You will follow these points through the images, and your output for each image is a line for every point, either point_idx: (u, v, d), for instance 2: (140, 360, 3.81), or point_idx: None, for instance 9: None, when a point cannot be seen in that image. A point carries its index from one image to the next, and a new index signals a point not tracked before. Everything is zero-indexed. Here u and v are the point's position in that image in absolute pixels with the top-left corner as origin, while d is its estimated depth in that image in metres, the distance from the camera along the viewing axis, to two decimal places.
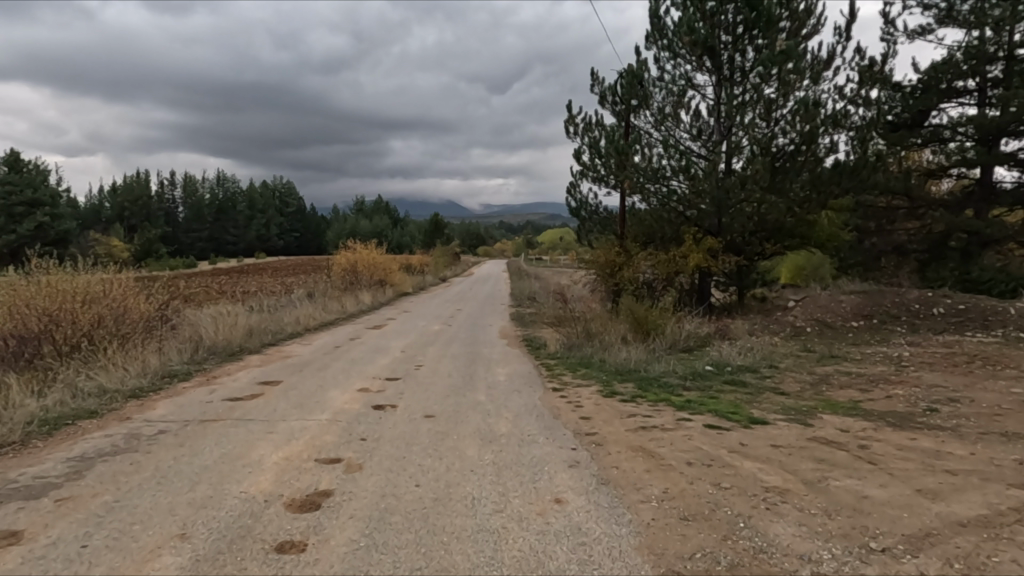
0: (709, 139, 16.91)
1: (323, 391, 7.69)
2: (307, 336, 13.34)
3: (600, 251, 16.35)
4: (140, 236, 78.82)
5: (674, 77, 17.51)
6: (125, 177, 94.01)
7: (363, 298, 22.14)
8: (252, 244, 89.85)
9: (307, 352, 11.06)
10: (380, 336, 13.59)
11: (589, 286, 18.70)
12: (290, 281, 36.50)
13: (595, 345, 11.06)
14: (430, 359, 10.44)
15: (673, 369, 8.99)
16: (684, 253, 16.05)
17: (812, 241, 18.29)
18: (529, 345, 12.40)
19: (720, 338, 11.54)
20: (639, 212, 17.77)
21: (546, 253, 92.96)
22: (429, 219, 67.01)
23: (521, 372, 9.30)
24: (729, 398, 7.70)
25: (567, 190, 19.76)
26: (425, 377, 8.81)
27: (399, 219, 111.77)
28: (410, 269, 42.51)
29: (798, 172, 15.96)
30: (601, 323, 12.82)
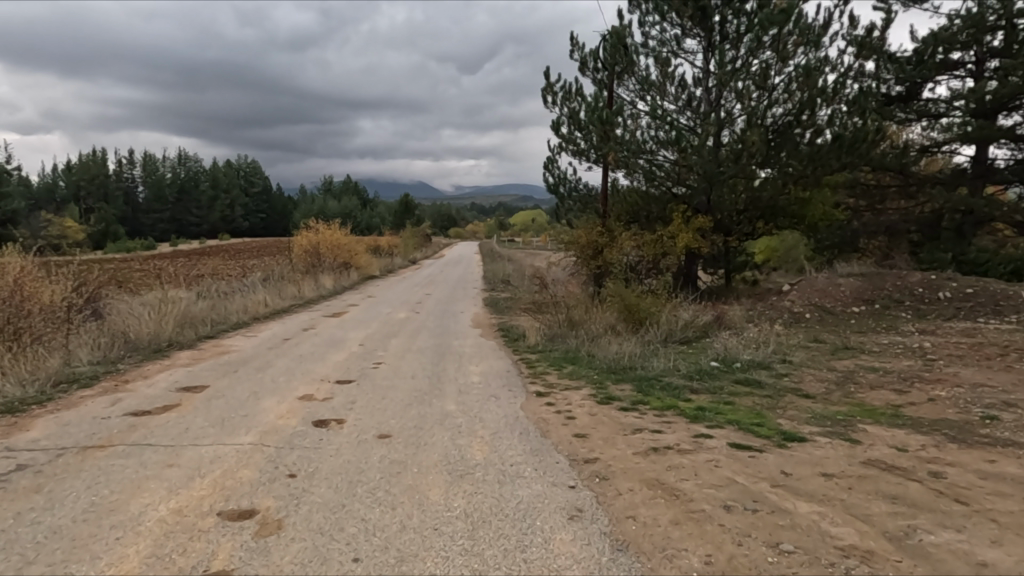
0: (698, 110, 15.62)
1: (253, 402, 6.24)
2: (254, 326, 11.81)
3: (581, 230, 15.06)
4: (96, 216, 75.37)
5: (661, 41, 16.16)
6: (81, 155, 89.95)
7: (325, 282, 20.55)
8: (215, 225, 86.77)
9: (248, 348, 9.56)
10: (337, 326, 12.15)
11: (568, 269, 17.41)
12: (251, 263, 34.58)
13: (580, 337, 9.77)
14: (393, 354, 9.04)
15: (674, 367, 7.74)
16: (672, 232, 15.06)
17: (805, 221, 17.21)
18: (506, 335, 11.06)
19: (718, 326, 10.34)
20: (622, 188, 16.43)
21: (519, 235, 91.42)
22: (398, 199, 64.90)
23: (498, 371, 7.96)
24: (747, 404, 6.46)
25: (544, 166, 18.38)
26: (383, 378, 7.41)
27: (368, 201, 109.18)
28: (378, 251, 40.76)
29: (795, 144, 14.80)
30: (585, 312, 11.54)
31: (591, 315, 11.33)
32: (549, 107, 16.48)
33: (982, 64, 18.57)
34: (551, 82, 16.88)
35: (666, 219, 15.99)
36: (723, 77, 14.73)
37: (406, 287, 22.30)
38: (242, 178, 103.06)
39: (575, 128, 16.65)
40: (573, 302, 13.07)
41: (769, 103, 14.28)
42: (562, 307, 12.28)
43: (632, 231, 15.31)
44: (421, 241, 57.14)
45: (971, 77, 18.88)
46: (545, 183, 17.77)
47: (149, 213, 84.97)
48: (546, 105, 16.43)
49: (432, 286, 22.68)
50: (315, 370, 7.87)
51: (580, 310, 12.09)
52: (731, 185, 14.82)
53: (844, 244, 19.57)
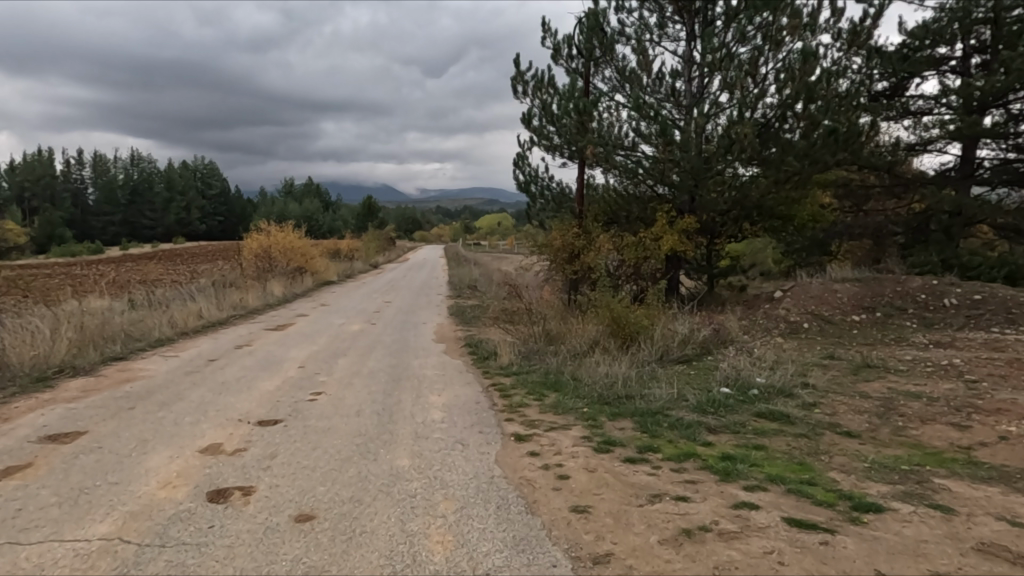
0: (682, 101, 14.30)
1: (138, 457, 4.65)
2: (179, 344, 10.08)
3: (556, 232, 13.70)
4: (40, 218, 71.35)
5: (641, 26, 14.81)
6: (26, 155, 85.58)
7: (273, 288, 18.72)
8: (169, 228, 83.15)
9: (160, 373, 7.87)
10: (277, 342, 10.52)
11: (541, 275, 16.00)
12: (202, 268, 32.38)
13: (562, 357, 8.33)
14: (340, 380, 7.49)
15: (681, 398, 6.35)
16: (655, 235, 13.77)
17: (793, 222, 16.09)
18: (473, 353, 9.55)
19: (718, 341, 9.02)
20: (600, 187, 15.03)
21: (485, 238, 89.87)
22: (360, 202, 62.65)
23: (466, 403, 6.46)
24: (782, 449, 5.10)
25: (515, 163, 16.97)
26: (319, 416, 5.86)
27: (331, 204, 106.45)
28: (339, 256, 38.85)
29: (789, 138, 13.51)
30: (564, 326, 10.15)
31: (572, 328, 9.94)
32: (518, 98, 15.09)
33: (967, 60, 17.71)
34: (521, 70, 15.49)
35: (648, 220, 14.65)
36: (710, 63, 13.41)
37: (365, 294, 20.62)
38: (198, 180, 99.27)
39: (548, 122, 15.30)
40: (549, 312, 11.69)
41: (762, 92, 12.93)
42: (537, 315, 10.85)
43: (610, 233, 13.97)
44: (384, 245, 55.04)
45: (958, 73, 17.99)
46: (514, 181, 16.37)
47: (98, 215, 81.00)
48: (516, 95, 15.03)
49: (393, 293, 21.07)
50: (237, 404, 6.29)
51: (558, 322, 10.71)
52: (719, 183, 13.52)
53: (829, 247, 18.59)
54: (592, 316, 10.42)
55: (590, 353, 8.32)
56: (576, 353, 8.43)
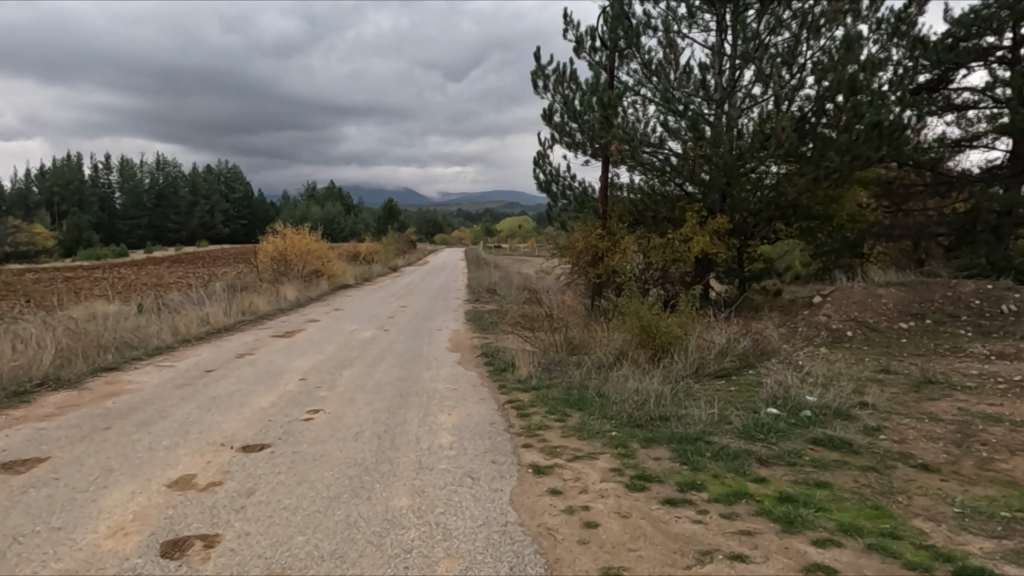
0: (712, 94, 13.41)
1: (93, 495, 3.99)
2: (179, 352, 9.49)
3: (578, 234, 13.00)
4: (67, 222, 72.15)
5: (669, 16, 13.99)
6: (55, 160, 86.82)
7: (287, 292, 18.18)
8: (193, 232, 83.77)
9: (149, 385, 7.24)
10: (282, 350, 9.91)
11: (562, 279, 15.24)
12: (220, 271, 32.09)
13: (586, 370, 7.57)
14: (341, 395, 6.81)
15: (724, 421, 5.56)
16: (684, 235, 13.12)
17: (831, 223, 15.13)
18: (490, 363, 8.82)
19: (759, 352, 8.18)
20: (625, 186, 14.19)
21: (506, 241, 89.16)
22: (381, 206, 62.02)
23: (479, 424, 5.74)
24: (850, 487, 4.31)
25: (535, 162, 16.25)
26: (312, 440, 5.18)
27: (352, 207, 106.61)
28: (358, 259, 38.43)
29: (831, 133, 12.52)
30: (589, 337, 9.40)
31: (599, 337, 9.19)
32: (539, 93, 14.39)
33: (1017, 49, 16.58)
34: (542, 64, 14.80)
35: (676, 220, 13.82)
36: (743, 52, 12.51)
37: (381, 298, 20.01)
38: (221, 183, 99.98)
39: (569, 118, 14.60)
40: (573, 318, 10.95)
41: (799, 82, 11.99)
42: (560, 321, 10.10)
43: (636, 234, 13.20)
44: (403, 248, 54.41)
45: (1006, 64, 16.86)
46: (535, 180, 15.67)
47: (124, 219, 81.79)
48: (536, 90, 14.35)
49: (410, 297, 20.46)
50: (224, 424, 5.63)
51: (581, 331, 9.97)
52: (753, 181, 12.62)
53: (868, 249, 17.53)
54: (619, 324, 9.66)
55: (618, 366, 7.56)
56: (602, 367, 7.69)
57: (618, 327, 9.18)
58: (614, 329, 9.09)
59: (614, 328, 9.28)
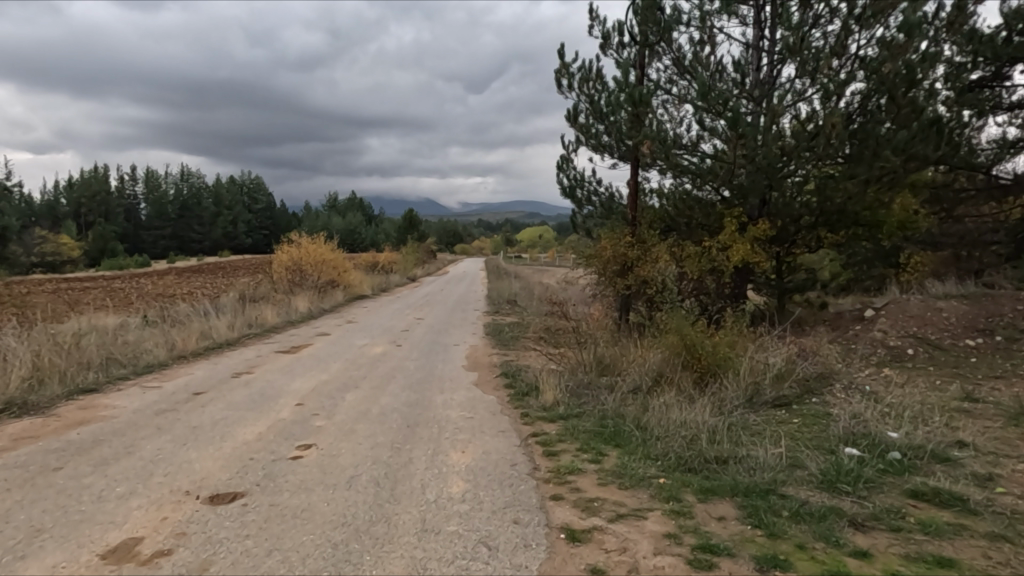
0: (751, 91, 12.37)
1: (4, 570, 3.12)
2: (171, 371, 8.68)
3: (606, 241, 12.15)
4: (92, 232, 72.79)
5: (704, 8, 13.02)
6: (83, 172, 87.92)
7: (300, 303, 17.41)
8: (216, 242, 84.12)
9: (125, 412, 6.40)
10: (283, 368, 9.06)
11: (589, 290, 14.27)
12: (238, 282, 31.56)
13: (623, 398, 6.60)
14: (340, 426, 5.90)
15: (797, 468, 4.56)
16: (722, 243, 11.87)
17: (881, 230, 13.97)
18: (511, 386, 7.86)
19: (822, 376, 7.11)
20: (657, 190, 13.16)
21: (526, 251, 88.17)
22: (401, 216, 61.54)
23: (499, 467, 4.78)
24: (981, 566, 3.29)
25: (558, 167, 15.35)
26: (296, 488, 4.28)
27: (373, 217, 106.61)
28: (377, 269, 37.82)
29: None
30: (621, 356, 8.42)
31: (633, 357, 8.21)
32: (563, 92, 13.51)
33: None
34: (566, 62, 13.92)
35: (713, 227, 12.76)
36: (786, 43, 11.45)
37: (398, 310, 19.16)
38: (244, 194, 100.56)
39: (596, 119, 13.71)
40: (601, 334, 9.99)
41: (850, 75, 10.88)
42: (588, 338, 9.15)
43: (669, 242, 12.28)
44: (423, 258, 53.75)
45: None
46: (559, 185, 14.78)
47: (149, 229, 82.41)
48: (560, 89, 13.48)
49: (427, 309, 19.59)
50: (196, 464, 4.76)
51: (611, 349, 8.98)
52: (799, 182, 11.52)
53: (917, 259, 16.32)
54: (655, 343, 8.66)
55: (658, 393, 6.56)
56: (640, 394, 6.71)
57: (654, 345, 8.21)
58: (650, 348, 8.09)
59: (650, 346, 8.29)
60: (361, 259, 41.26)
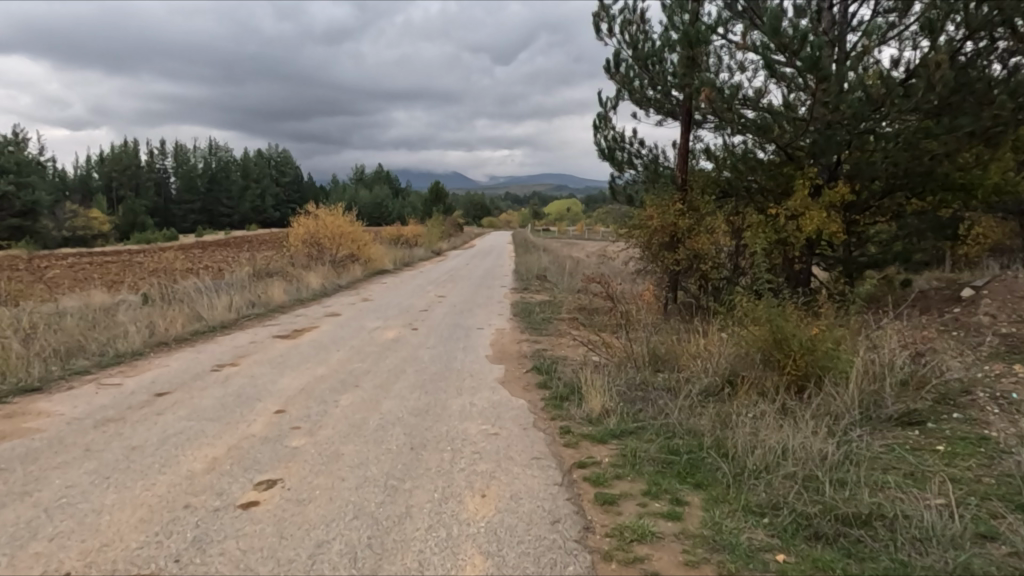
0: (829, 28, 10.39)
1: None
2: (142, 363, 7.34)
3: (652, 209, 10.55)
4: (123, 206, 72.82)
5: None
6: (114, 146, 87.88)
7: (312, 279, 16.07)
8: (245, 216, 83.77)
9: (57, 423, 5.04)
10: (275, 359, 7.69)
11: (630, 265, 12.63)
12: (259, 255, 30.47)
13: (695, 414, 5.04)
14: (321, 450, 4.45)
15: (993, 545, 2.98)
16: (791, 211, 9.94)
17: (974, 195, 11.99)
18: (546, 386, 6.33)
19: (960, 381, 5.37)
20: (714, 149, 11.35)
21: (555, 225, 86.15)
22: (428, 189, 60.07)
23: (536, 529, 3.29)
24: None
25: (595, 127, 13.66)
26: (229, 572, 2.83)
27: (400, 190, 105.39)
28: (403, 243, 36.51)
29: (1002, 71, 9.36)
30: (682, 353, 6.86)
31: (699, 353, 6.65)
32: (601, 39, 11.79)
33: None
34: (606, 4, 12.13)
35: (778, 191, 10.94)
36: None
37: (420, 287, 17.71)
38: (271, 167, 99.93)
39: (640, 68, 11.97)
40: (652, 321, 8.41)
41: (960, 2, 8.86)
42: (637, 328, 7.64)
43: (726, 210, 10.59)
44: (448, 232, 52.24)
45: None
46: (596, 146, 13.20)
47: (179, 203, 82.27)
48: (597, 35, 11.78)
49: (450, 285, 18.14)
50: (105, 517, 3.36)
51: (664, 342, 7.43)
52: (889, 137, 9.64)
53: (985, 230, 14.08)
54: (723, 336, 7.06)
55: (743, 406, 4.99)
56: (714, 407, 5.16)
57: (726, 338, 6.61)
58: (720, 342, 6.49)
59: (719, 339, 6.70)
60: (385, 233, 39.95)
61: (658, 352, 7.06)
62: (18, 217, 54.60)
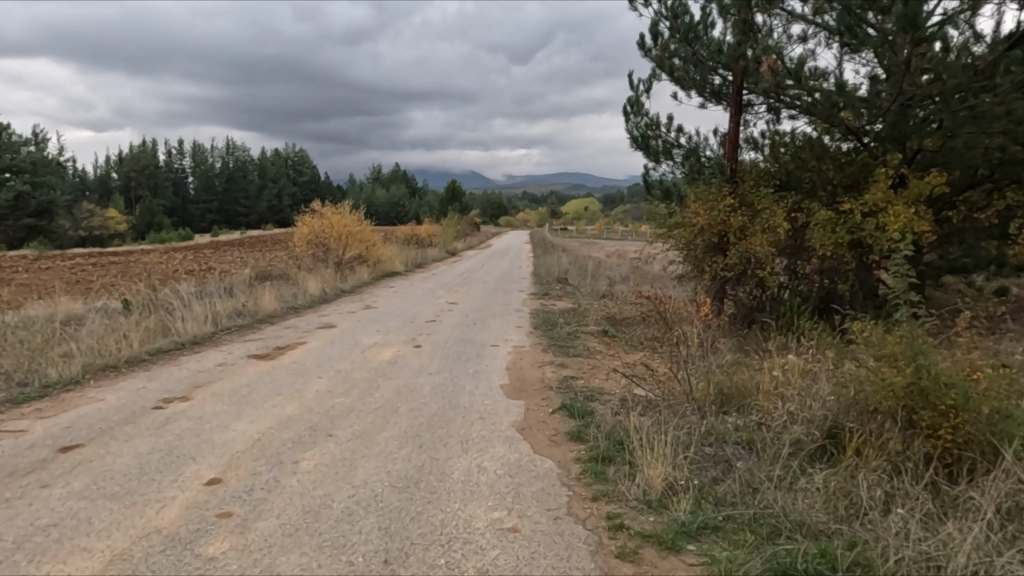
0: None
1: None
2: (73, 396, 5.86)
3: (698, 206, 9.06)
4: (139, 206, 72.30)
5: None
6: (133, 145, 87.49)
7: (312, 284, 14.61)
8: (263, 215, 83.04)
9: None
10: (240, 390, 6.20)
11: (668, 269, 11.00)
12: (267, 255, 29.19)
13: (810, 504, 3.46)
14: (249, 566, 2.93)
15: None
16: (869, 206, 8.26)
17: None
18: (580, 437, 4.76)
19: None
20: (770, 134, 9.68)
21: (574, 224, 84.48)
22: (445, 187, 58.71)
23: None
24: None
25: (625, 114, 12.11)
26: None
27: (417, 189, 104.44)
28: (418, 243, 35.14)
29: None
30: (762, 392, 5.28)
31: (787, 398, 5.06)
32: (636, 10, 10.25)
33: None
34: None
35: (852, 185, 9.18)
36: None
37: (432, 292, 16.19)
38: (287, 167, 99.25)
39: (681, 41, 10.39)
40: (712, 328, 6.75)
41: None
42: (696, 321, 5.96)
43: (786, 204, 8.95)
44: (465, 232, 50.93)
45: None
46: (627, 134, 11.65)
47: (196, 203, 81.62)
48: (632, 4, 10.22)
49: (464, 289, 16.60)
50: None
51: (731, 376, 5.82)
52: (992, 114, 7.89)
53: None
54: (815, 378, 5.44)
55: (881, 499, 3.43)
56: (835, 492, 3.58)
57: (825, 380, 5.00)
58: (817, 388, 4.88)
59: (815, 383, 5.09)
60: (399, 235, 38.59)
61: (724, 391, 5.47)
62: (34, 218, 53.91)
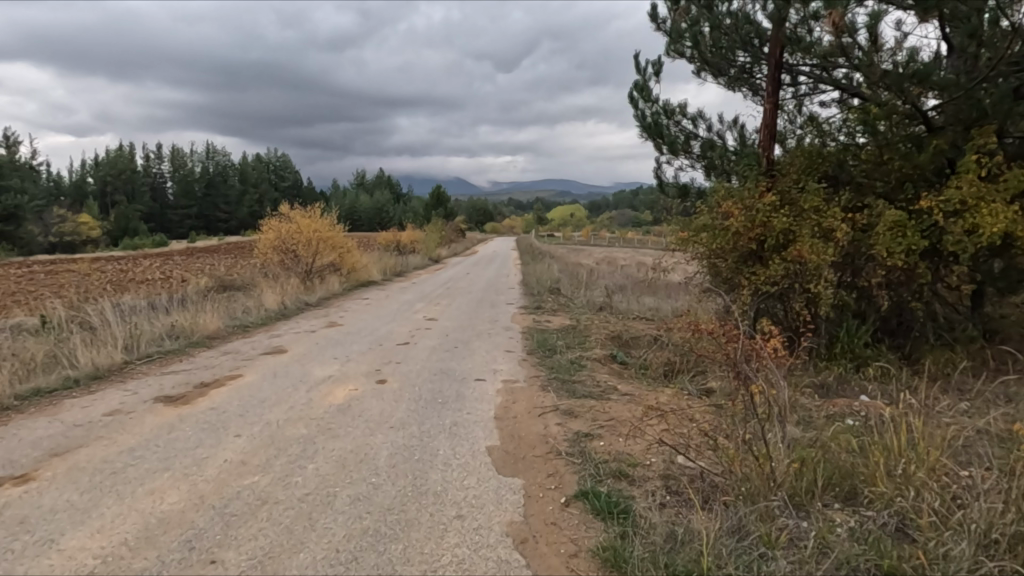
0: None
1: None
2: None
3: (730, 205, 7.40)
4: (114, 211, 69.62)
5: None
6: (109, 148, 84.65)
7: (270, 297, 12.72)
8: (244, 221, 80.60)
9: None
10: (115, 460, 4.31)
11: (686, 281, 9.30)
12: (238, 262, 27.16)
13: None
14: None
15: None
16: (952, 204, 6.56)
17: None
18: (617, 560, 2.99)
19: None
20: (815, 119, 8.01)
21: (562, 231, 83.01)
22: (431, 192, 56.89)
23: None
24: None
25: (634, 100, 10.46)
26: None
27: (402, 195, 102.58)
28: (401, 250, 33.33)
29: None
30: (889, 480, 3.49)
31: (933, 492, 3.30)
32: None
33: None
34: None
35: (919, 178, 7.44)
36: None
37: (411, 305, 14.38)
38: (269, 172, 96.87)
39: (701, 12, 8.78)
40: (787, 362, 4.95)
41: None
42: (772, 364, 4.18)
43: (840, 203, 7.27)
44: (450, 239, 49.18)
45: None
46: (636, 124, 10.01)
47: (174, 208, 78.94)
48: None
49: (446, 302, 14.78)
50: None
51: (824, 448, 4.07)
52: None
53: None
54: (957, 455, 3.69)
55: None
56: None
57: (996, 475, 3.24)
58: (989, 485, 3.12)
59: (977, 478, 3.33)
60: (381, 242, 36.74)
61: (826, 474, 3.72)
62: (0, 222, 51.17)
